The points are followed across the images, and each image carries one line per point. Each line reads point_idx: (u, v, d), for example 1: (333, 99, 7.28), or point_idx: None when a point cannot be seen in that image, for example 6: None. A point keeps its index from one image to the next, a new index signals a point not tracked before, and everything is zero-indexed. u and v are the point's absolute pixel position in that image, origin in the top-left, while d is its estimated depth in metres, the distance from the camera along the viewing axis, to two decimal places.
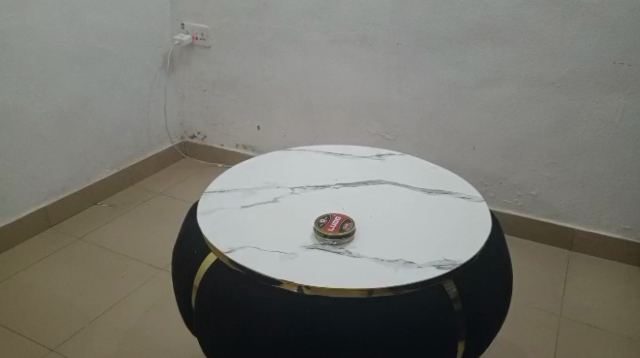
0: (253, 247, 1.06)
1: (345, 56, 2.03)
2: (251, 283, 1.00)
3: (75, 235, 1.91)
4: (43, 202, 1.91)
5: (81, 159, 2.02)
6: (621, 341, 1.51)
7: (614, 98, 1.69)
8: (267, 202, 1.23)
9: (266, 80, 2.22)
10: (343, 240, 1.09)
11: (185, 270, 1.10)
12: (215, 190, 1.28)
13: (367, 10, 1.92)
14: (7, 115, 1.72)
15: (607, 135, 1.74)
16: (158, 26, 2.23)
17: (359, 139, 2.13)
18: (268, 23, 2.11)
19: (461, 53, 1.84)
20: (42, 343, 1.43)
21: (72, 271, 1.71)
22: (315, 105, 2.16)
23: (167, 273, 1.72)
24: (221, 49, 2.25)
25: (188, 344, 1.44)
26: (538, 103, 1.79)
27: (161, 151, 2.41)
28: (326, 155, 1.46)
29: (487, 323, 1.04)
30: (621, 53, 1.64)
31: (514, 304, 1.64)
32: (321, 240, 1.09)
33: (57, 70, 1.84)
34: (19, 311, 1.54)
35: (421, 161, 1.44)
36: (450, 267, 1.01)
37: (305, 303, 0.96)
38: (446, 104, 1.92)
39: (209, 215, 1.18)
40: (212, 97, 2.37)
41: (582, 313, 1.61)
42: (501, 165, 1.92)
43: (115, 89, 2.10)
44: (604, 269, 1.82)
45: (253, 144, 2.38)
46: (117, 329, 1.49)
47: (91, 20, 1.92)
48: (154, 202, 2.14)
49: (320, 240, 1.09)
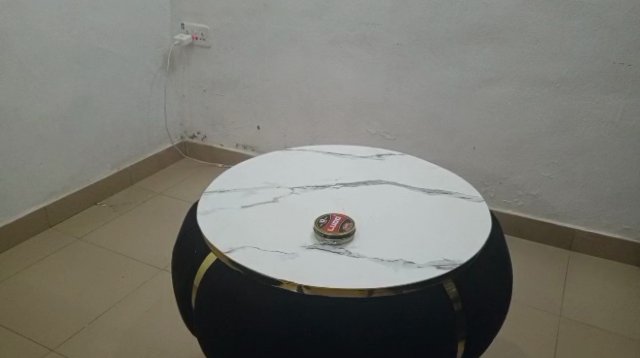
0: (253, 247, 1.06)
1: (345, 56, 2.03)
2: (251, 283, 1.00)
3: (75, 235, 1.91)
4: (43, 201, 1.91)
5: (81, 158, 2.03)
6: (621, 341, 1.51)
7: (614, 98, 1.69)
8: (267, 202, 1.23)
9: (266, 80, 2.22)
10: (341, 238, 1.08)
11: (185, 270, 1.10)
12: (215, 190, 1.28)
13: (367, 10, 1.92)
14: (7, 115, 1.72)
15: (607, 135, 1.74)
16: (158, 25, 2.23)
17: (359, 139, 2.13)
18: (268, 23, 2.11)
19: (461, 53, 1.84)
20: (42, 343, 1.43)
21: (72, 271, 1.72)
22: (315, 105, 2.16)
23: (167, 273, 1.72)
24: (221, 49, 2.25)
25: (188, 344, 1.44)
26: (538, 103, 1.79)
27: (162, 151, 2.41)
28: (326, 155, 1.46)
29: (487, 323, 1.04)
30: (621, 53, 1.64)
31: (514, 304, 1.64)
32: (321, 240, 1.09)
33: (57, 70, 1.84)
34: (19, 311, 1.54)
35: (421, 161, 1.44)
36: (450, 267, 1.02)
37: (305, 303, 0.96)
38: (446, 103, 1.92)
39: (208, 215, 1.18)
40: (212, 97, 2.37)
41: (582, 313, 1.61)
42: (501, 165, 1.92)
43: (115, 89, 2.10)
44: (604, 269, 1.82)
45: (253, 144, 2.38)
46: (117, 329, 1.49)
47: (91, 20, 1.92)
48: (154, 202, 2.14)
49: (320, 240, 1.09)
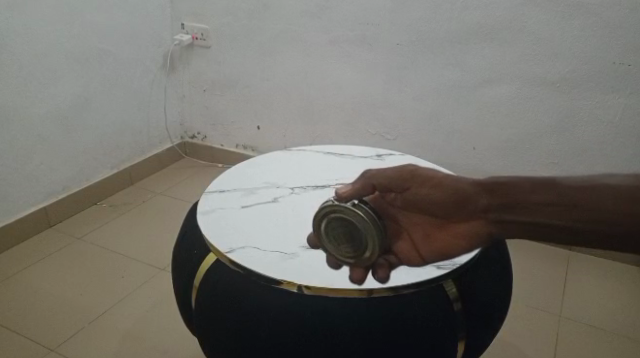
0: (253, 247, 1.06)
1: (345, 56, 2.03)
2: (252, 283, 1.00)
3: (75, 235, 1.91)
4: (43, 201, 1.91)
5: (81, 158, 2.03)
6: (620, 341, 1.51)
7: (614, 98, 1.69)
8: (267, 202, 1.23)
9: (265, 80, 2.22)
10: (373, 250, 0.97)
11: (185, 270, 1.10)
12: (215, 190, 1.28)
13: (366, 10, 1.92)
14: (7, 115, 1.72)
15: (607, 134, 1.74)
16: (158, 25, 2.23)
17: (360, 139, 2.14)
18: (268, 23, 2.11)
19: (461, 53, 1.84)
20: (42, 343, 1.43)
21: (72, 271, 1.71)
22: (315, 105, 2.16)
23: (166, 273, 1.72)
24: (221, 49, 2.25)
25: (188, 344, 1.44)
26: (538, 103, 1.79)
27: (162, 150, 2.41)
28: (326, 155, 1.46)
29: (487, 323, 1.04)
30: (621, 54, 1.64)
31: (514, 304, 1.64)
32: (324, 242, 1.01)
33: (57, 70, 1.84)
34: (19, 311, 1.54)
35: (422, 161, 1.44)
36: (450, 267, 1.01)
37: (305, 303, 0.96)
38: (445, 103, 1.92)
39: (209, 215, 1.18)
40: (212, 96, 2.37)
41: (582, 313, 1.61)
42: (501, 164, 1.92)
43: (115, 89, 2.10)
44: (604, 269, 1.83)
45: (253, 144, 2.38)
46: (118, 329, 1.49)
47: (91, 21, 1.93)
48: (154, 202, 2.14)
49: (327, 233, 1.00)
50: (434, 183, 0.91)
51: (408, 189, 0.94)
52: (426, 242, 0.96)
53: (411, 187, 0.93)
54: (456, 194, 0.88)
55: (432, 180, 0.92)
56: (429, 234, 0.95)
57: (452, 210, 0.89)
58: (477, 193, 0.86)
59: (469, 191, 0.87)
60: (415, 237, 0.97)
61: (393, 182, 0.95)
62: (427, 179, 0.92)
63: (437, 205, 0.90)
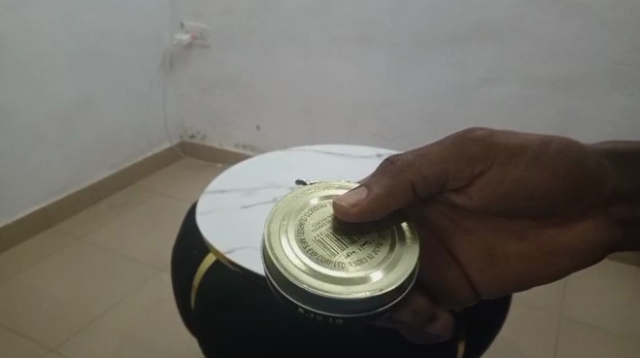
0: (253, 247, 1.03)
1: (345, 56, 2.02)
2: (251, 283, 0.99)
3: (74, 235, 1.90)
4: (43, 201, 1.91)
5: (81, 159, 2.03)
6: (619, 340, 1.51)
7: (614, 98, 1.69)
8: (267, 202, 1.22)
9: (265, 80, 2.21)
10: (390, 264, 0.66)
11: (185, 271, 1.10)
12: (214, 190, 1.28)
13: (366, 10, 1.91)
14: (8, 116, 1.71)
15: (607, 134, 1.74)
16: (156, 24, 2.23)
17: (359, 139, 2.13)
18: (268, 23, 2.10)
19: (461, 53, 1.84)
20: (42, 343, 1.43)
21: (71, 271, 1.71)
22: (315, 104, 2.16)
23: (167, 273, 1.72)
24: (220, 49, 2.25)
25: (187, 344, 1.44)
26: (539, 103, 1.79)
27: (161, 150, 2.40)
28: (326, 155, 1.45)
29: (487, 324, 1.03)
30: (621, 54, 1.64)
31: (514, 304, 1.63)
32: (291, 258, 0.64)
33: (57, 70, 1.84)
34: (19, 311, 1.53)
35: None
36: None
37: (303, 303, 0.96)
38: (445, 103, 1.92)
39: (208, 214, 1.17)
40: (212, 96, 2.36)
41: (581, 313, 1.61)
42: None
43: (115, 89, 2.10)
44: (605, 269, 1.82)
45: (253, 144, 2.38)
46: (118, 329, 1.49)
47: (90, 21, 1.92)
48: (154, 202, 2.14)
49: (304, 249, 0.66)
50: (524, 163, 0.79)
51: (481, 174, 0.80)
52: (479, 257, 0.88)
53: (486, 170, 0.80)
54: (559, 180, 0.80)
55: (520, 158, 0.79)
56: (491, 244, 0.88)
57: (561, 203, 0.82)
58: (603, 171, 0.79)
59: (575, 177, 0.79)
60: (464, 249, 0.88)
61: (459, 165, 0.79)
62: (513, 155, 0.79)
63: (527, 196, 0.81)
